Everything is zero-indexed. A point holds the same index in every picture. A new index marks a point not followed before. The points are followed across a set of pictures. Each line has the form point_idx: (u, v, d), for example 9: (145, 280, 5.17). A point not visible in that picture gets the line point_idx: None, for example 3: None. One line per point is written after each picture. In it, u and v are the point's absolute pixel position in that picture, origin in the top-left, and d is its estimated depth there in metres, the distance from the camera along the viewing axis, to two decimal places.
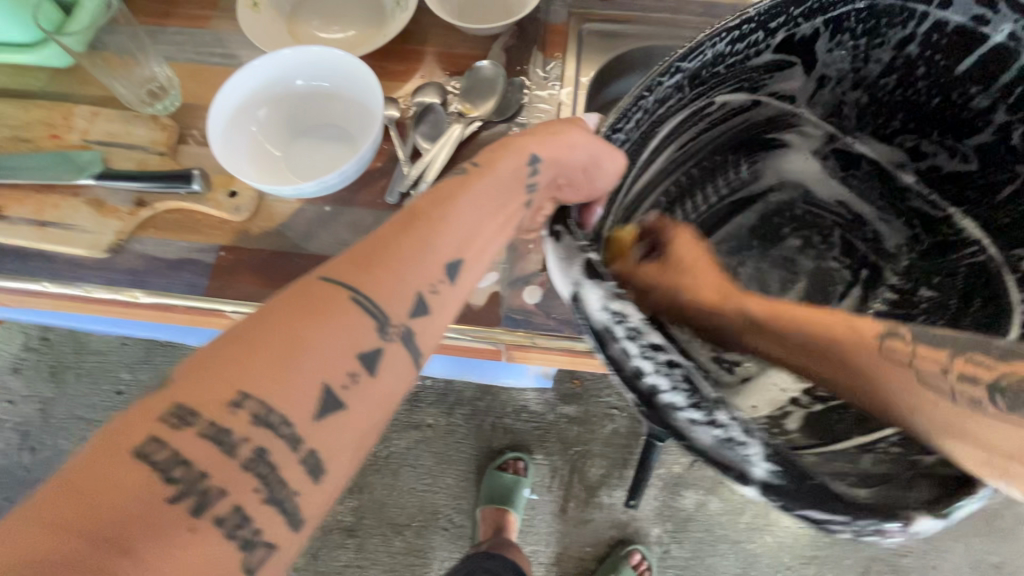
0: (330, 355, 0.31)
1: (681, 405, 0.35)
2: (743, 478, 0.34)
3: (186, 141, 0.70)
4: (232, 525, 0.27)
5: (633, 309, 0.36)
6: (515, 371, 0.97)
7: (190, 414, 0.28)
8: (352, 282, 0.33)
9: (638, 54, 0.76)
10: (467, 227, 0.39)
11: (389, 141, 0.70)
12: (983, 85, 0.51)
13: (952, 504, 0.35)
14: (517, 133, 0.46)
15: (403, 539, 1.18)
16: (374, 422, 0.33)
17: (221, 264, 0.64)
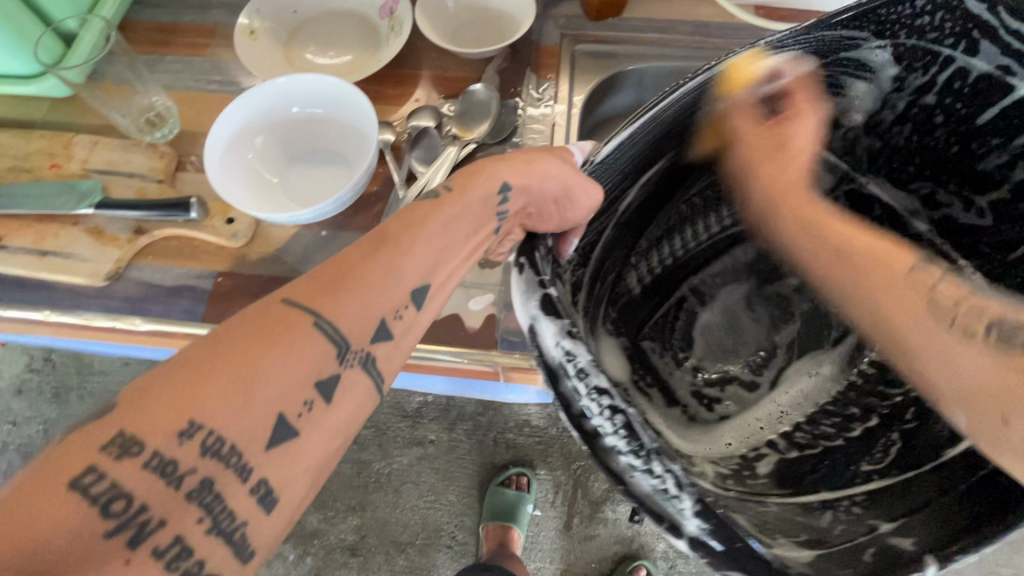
0: (284, 384, 0.31)
1: (622, 450, 0.34)
2: (675, 530, 0.34)
3: (184, 167, 0.71)
4: (174, 558, 0.27)
5: (583, 349, 0.37)
6: (516, 387, 0.97)
7: (132, 443, 0.27)
8: (316, 307, 0.34)
9: (631, 74, 0.77)
10: (429, 255, 0.40)
11: (384, 164, 0.71)
12: (1003, 137, 0.54)
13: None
14: (494, 159, 0.47)
15: (406, 558, 1.17)
16: (325, 452, 0.33)
17: (217, 290, 0.64)
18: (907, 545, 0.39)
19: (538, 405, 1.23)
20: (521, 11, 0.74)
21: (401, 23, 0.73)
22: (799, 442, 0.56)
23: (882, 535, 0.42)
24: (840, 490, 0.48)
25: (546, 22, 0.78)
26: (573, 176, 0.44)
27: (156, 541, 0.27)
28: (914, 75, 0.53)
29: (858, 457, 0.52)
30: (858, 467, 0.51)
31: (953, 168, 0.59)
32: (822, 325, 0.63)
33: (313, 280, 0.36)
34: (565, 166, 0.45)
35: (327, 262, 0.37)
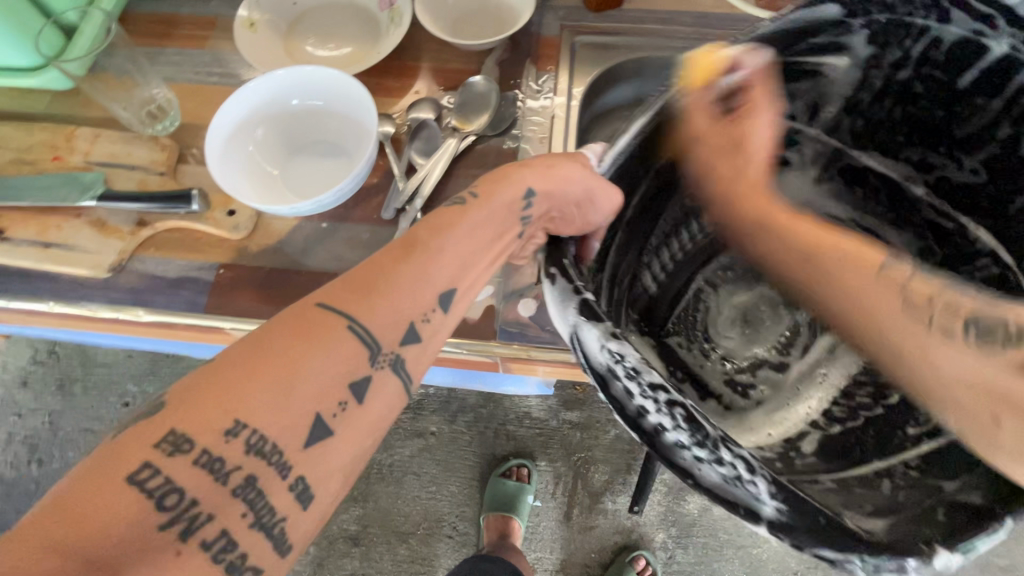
0: (319, 385, 0.32)
1: (685, 443, 0.36)
2: (753, 516, 0.35)
3: (186, 159, 0.71)
4: (219, 550, 0.29)
5: (630, 348, 0.38)
6: (517, 379, 0.98)
7: (184, 442, 0.29)
8: (347, 310, 0.35)
9: (631, 65, 0.77)
10: (459, 258, 0.40)
11: (384, 155, 0.71)
12: (989, 95, 0.50)
13: (972, 540, 0.34)
14: (514, 164, 0.47)
15: (408, 547, 1.18)
16: (363, 448, 0.34)
17: (220, 281, 0.65)
18: (974, 499, 0.37)
19: (538, 397, 1.23)
20: (521, 3, 0.74)
21: (401, 14, 0.73)
22: (840, 416, 0.57)
23: (945, 494, 0.40)
24: (890, 460, 0.49)
25: (546, 14, 0.78)
26: (597, 181, 0.45)
27: (204, 534, 0.29)
28: (897, 44, 0.50)
29: (900, 424, 0.52)
30: (903, 432, 0.51)
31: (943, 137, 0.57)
32: None
33: (342, 284, 0.36)
34: (584, 169, 0.45)
35: (355, 268, 0.38)
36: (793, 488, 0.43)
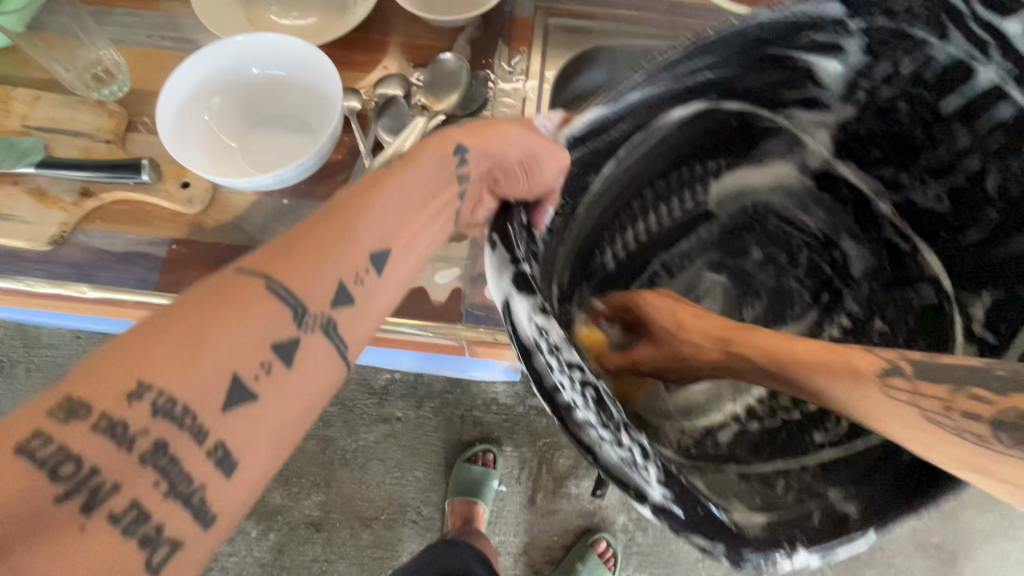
0: (239, 342, 0.29)
1: (594, 424, 0.36)
2: (640, 498, 0.35)
3: (136, 128, 0.67)
4: (131, 522, 0.25)
5: (556, 325, 0.36)
6: (483, 364, 0.97)
7: (81, 406, 0.25)
8: (270, 271, 0.31)
9: (603, 52, 0.76)
10: (391, 217, 0.37)
11: (350, 132, 0.69)
12: (964, 122, 0.54)
13: (833, 542, 0.38)
14: (451, 126, 0.44)
15: (371, 532, 1.17)
16: (293, 418, 0.31)
17: (173, 257, 0.62)
18: (851, 508, 0.41)
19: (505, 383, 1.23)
20: None
21: None
22: (762, 414, 0.59)
23: (831, 501, 0.43)
24: (791, 462, 0.52)
25: None
26: (541, 141, 0.43)
27: (112, 506, 0.25)
28: (896, 53, 0.52)
29: (809, 429, 0.55)
30: (811, 438, 0.54)
31: (918, 155, 0.59)
32: (786, 303, 0.69)
33: (268, 248, 0.33)
34: (530, 133, 0.43)
35: (285, 232, 0.34)
36: (691, 474, 0.46)
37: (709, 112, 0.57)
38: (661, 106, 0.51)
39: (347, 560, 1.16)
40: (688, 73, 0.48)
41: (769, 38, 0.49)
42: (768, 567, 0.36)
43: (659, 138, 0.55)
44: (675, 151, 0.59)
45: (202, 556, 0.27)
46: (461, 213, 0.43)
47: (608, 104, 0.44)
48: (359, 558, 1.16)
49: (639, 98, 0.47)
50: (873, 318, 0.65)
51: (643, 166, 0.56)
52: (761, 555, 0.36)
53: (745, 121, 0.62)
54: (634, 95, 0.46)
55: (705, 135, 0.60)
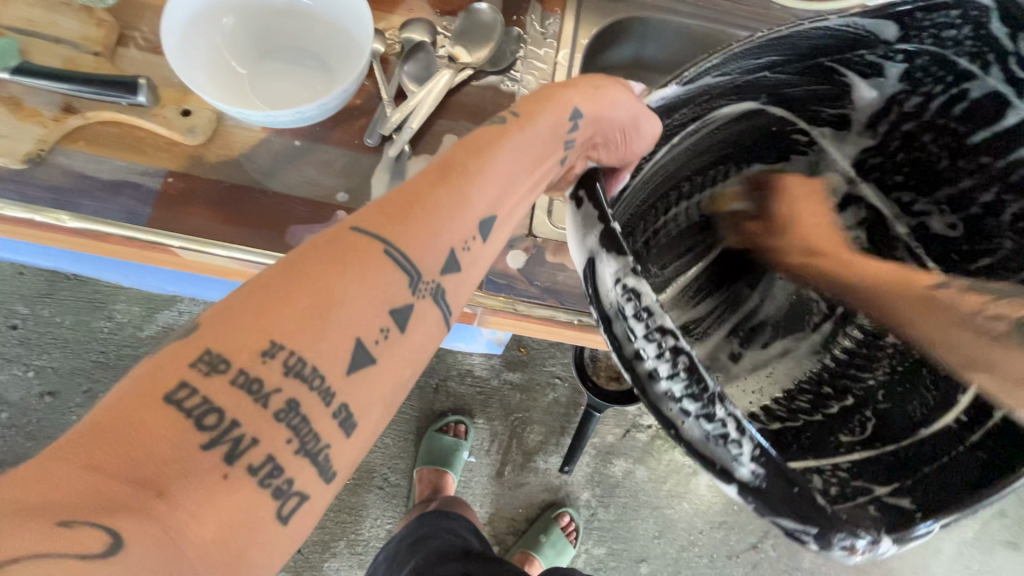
0: (361, 307, 0.30)
1: (677, 395, 0.33)
2: (727, 477, 0.33)
3: (126, 44, 0.59)
4: (266, 474, 0.27)
5: (647, 287, 0.34)
6: (468, 336, 0.95)
7: (220, 362, 0.26)
8: (385, 233, 0.31)
9: (639, 24, 0.73)
10: (499, 182, 0.37)
11: (371, 77, 0.64)
12: (991, 156, 0.54)
13: (910, 534, 0.36)
14: (557, 85, 0.43)
15: (335, 496, 1.15)
16: (401, 382, 0.32)
17: (166, 192, 0.57)
18: (905, 504, 0.39)
19: (482, 355, 1.22)
20: None
21: None
22: (779, 415, 0.54)
23: (877, 494, 0.41)
24: (828, 458, 0.47)
25: None
26: (642, 109, 0.42)
27: (250, 458, 0.26)
28: (932, 85, 0.53)
29: (835, 429, 0.51)
30: (837, 438, 0.50)
31: (940, 183, 0.61)
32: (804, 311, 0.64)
33: (377, 207, 0.33)
34: (631, 97, 0.43)
35: (390, 192, 0.34)
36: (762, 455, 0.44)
37: (758, 115, 0.56)
38: (717, 101, 0.49)
39: None
40: (752, 67, 0.46)
41: (827, 46, 0.48)
42: (843, 549, 0.34)
43: (708, 135, 0.53)
44: (718, 151, 0.57)
45: (321, 506, 0.29)
46: (556, 176, 0.42)
47: (681, 86, 0.42)
48: (321, 521, 1.14)
49: (706, 85, 0.45)
50: (888, 333, 0.60)
51: (689, 160, 0.55)
52: (848, 537, 0.34)
53: (785, 130, 0.60)
54: (703, 81, 0.44)
55: (750, 138, 0.59)
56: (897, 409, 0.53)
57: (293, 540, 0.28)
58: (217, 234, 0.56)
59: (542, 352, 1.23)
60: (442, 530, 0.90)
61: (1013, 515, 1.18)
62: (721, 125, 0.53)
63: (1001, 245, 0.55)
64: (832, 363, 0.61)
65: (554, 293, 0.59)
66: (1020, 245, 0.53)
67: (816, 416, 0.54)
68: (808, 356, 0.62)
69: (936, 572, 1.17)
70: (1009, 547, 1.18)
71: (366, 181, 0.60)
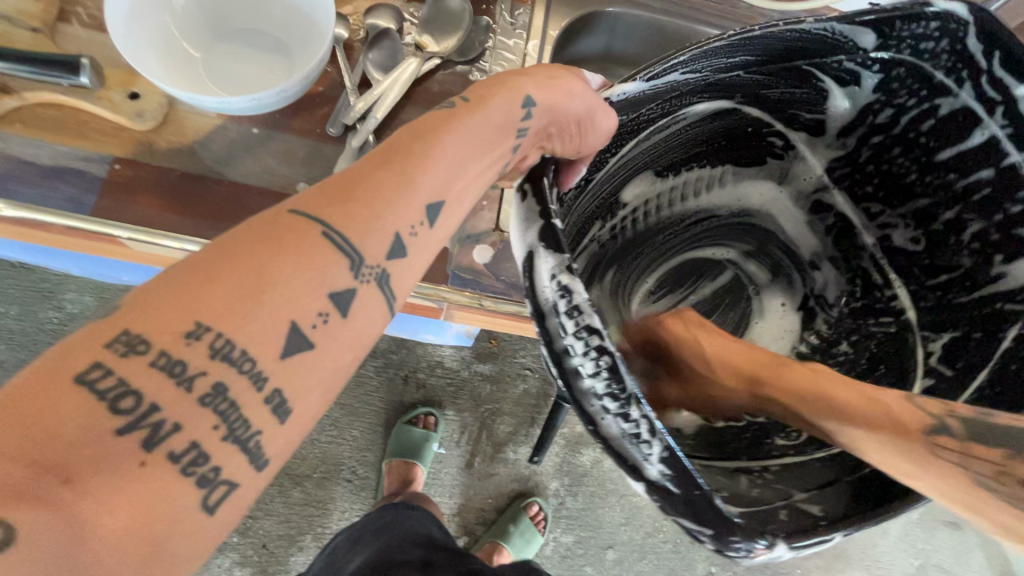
0: (296, 292, 0.29)
1: (599, 393, 0.35)
2: (635, 472, 0.35)
3: (69, 20, 0.56)
4: (188, 462, 0.26)
5: (580, 286, 0.34)
6: (437, 328, 0.95)
7: (138, 342, 0.25)
8: (323, 217, 0.31)
9: (609, 17, 0.72)
10: (448, 168, 0.36)
11: (334, 62, 0.62)
12: (959, 173, 0.52)
13: (806, 539, 0.37)
14: (513, 73, 0.42)
15: (301, 490, 1.13)
16: (343, 365, 0.31)
17: (114, 178, 0.54)
18: (815, 511, 0.40)
19: (452, 347, 1.21)
20: None
21: None
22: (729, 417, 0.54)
23: (794, 500, 0.42)
24: (760, 461, 0.49)
25: None
26: (596, 101, 0.42)
27: (172, 445, 0.25)
28: (905, 97, 0.53)
29: (773, 431, 0.52)
30: (773, 441, 0.51)
31: (908, 198, 0.57)
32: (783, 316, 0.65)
33: (320, 190, 0.32)
34: (588, 89, 0.43)
35: (338, 173, 0.34)
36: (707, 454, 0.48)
37: (729, 115, 0.56)
38: (689, 98, 0.50)
39: (274, 517, 1.11)
40: (724, 65, 0.48)
41: (803, 49, 0.49)
42: (747, 554, 0.35)
43: (677, 131, 0.54)
44: (691, 148, 0.57)
45: (252, 495, 0.28)
46: (510, 165, 0.41)
47: (644, 81, 0.43)
48: (287, 515, 1.12)
49: (676, 80, 0.46)
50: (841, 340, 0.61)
51: (657, 157, 0.55)
52: (747, 542, 0.34)
53: (761, 131, 0.60)
54: (673, 77, 0.45)
55: (719, 138, 0.59)
56: None
57: (218, 528, 0.27)
58: (166, 224, 0.53)
59: (512, 343, 1.23)
60: (405, 515, 0.89)
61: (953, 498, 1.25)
62: (689, 121, 0.54)
63: (960, 264, 0.54)
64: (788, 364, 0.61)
65: (520, 288, 0.59)
66: (979, 264, 0.52)
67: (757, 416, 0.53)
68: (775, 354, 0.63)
69: (884, 551, 1.23)
70: (951, 527, 1.25)
71: (327, 170, 0.58)
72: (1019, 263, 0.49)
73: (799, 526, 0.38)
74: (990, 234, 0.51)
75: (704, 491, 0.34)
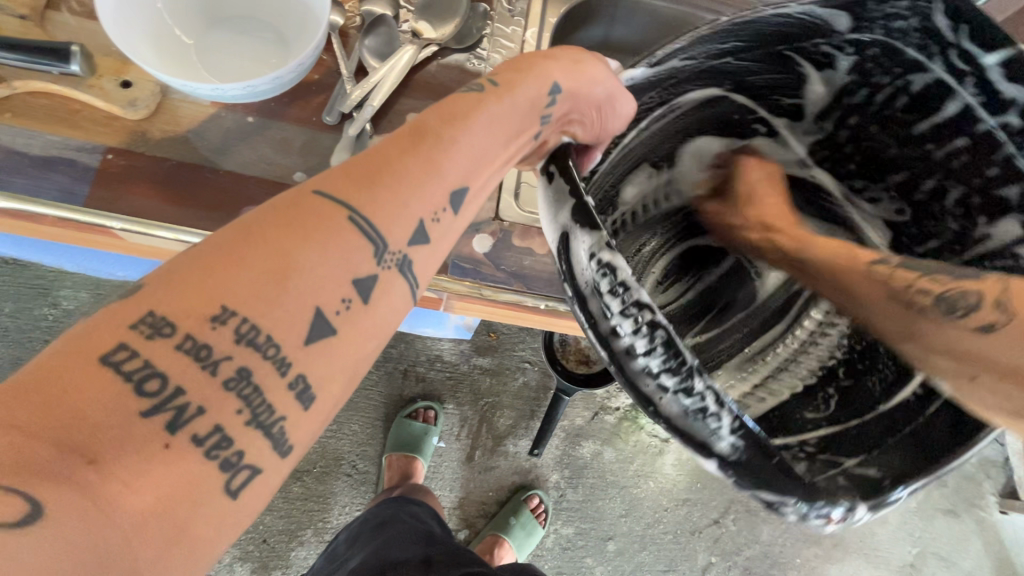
0: (322, 276, 0.28)
1: (654, 371, 0.33)
2: (705, 451, 0.33)
3: (57, 7, 0.55)
4: (212, 444, 0.25)
5: (623, 261, 0.33)
6: (436, 321, 0.94)
7: (165, 325, 0.25)
8: (346, 199, 0.30)
9: (608, 3, 0.71)
10: (472, 152, 0.35)
11: (330, 51, 0.61)
12: (937, 144, 0.52)
13: (885, 502, 0.37)
14: (540, 55, 0.41)
15: (301, 485, 1.13)
16: (365, 353, 0.30)
17: (106, 168, 0.53)
18: (871, 473, 0.41)
19: (451, 341, 1.21)
20: None
21: None
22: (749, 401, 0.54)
23: (847, 467, 0.42)
24: (799, 438, 0.48)
25: None
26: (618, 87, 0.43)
27: (195, 428, 0.25)
28: (880, 75, 0.52)
29: (801, 407, 0.52)
30: (803, 415, 0.51)
31: (888, 168, 0.58)
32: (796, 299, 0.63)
33: (340, 171, 0.31)
34: (611, 76, 0.42)
35: (359, 155, 0.33)
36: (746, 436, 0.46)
37: (719, 101, 0.56)
38: (685, 85, 0.49)
39: (275, 512, 1.11)
40: (717, 51, 0.47)
41: (780, 34, 0.48)
42: (821, 519, 0.35)
43: (672, 120, 0.54)
44: (684, 135, 0.57)
45: (275, 481, 0.28)
46: (531, 153, 0.40)
47: (650, 66, 0.43)
48: (287, 510, 1.12)
49: (674, 68, 0.45)
50: None
51: (658, 144, 0.55)
52: (822, 502, 0.34)
53: (746, 118, 0.61)
54: (673, 63, 0.44)
55: (712, 125, 0.59)
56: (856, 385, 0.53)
57: (243, 512, 0.26)
58: (162, 215, 0.53)
59: (511, 336, 1.23)
60: (403, 514, 0.90)
61: (951, 486, 1.26)
62: (687, 109, 0.54)
63: (949, 230, 0.54)
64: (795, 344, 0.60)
65: (522, 277, 0.58)
66: (965, 228, 0.52)
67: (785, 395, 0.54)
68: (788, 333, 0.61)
69: (882, 539, 1.24)
70: (949, 515, 1.25)
71: (325, 160, 0.57)
72: (999, 226, 0.48)
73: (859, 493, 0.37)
74: (971, 199, 0.50)
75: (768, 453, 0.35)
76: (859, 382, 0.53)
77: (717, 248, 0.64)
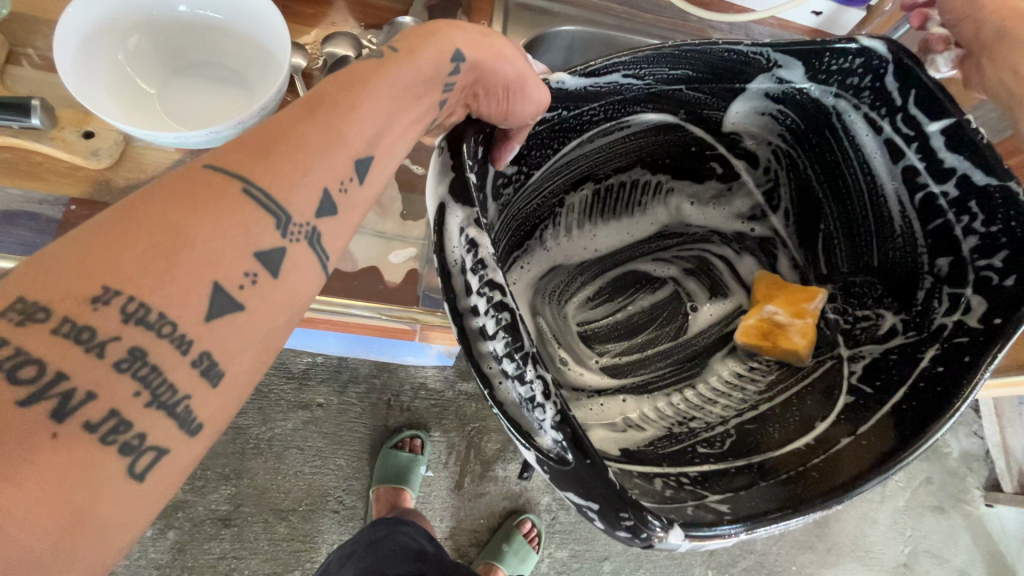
0: (218, 249, 0.28)
1: (498, 354, 0.38)
2: (529, 440, 0.37)
3: (18, 62, 0.56)
4: (108, 430, 0.25)
5: (485, 241, 0.39)
6: (418, 350, 0.94)
7: (38, 311, 0.24)
8: (242, 172, 0.30)
9: (564, 36, 0.74)
10: (374, 121, 0.36)
11: (294, 92, 0.63)
12: (890, 199, 0.58)
13: (707, 530, 0.37)
14: (444, 22, 0.42)
15: (287, 525, 1.10)
16: (275, 327, 0.31)
17: (70, 220, 0.54)
18: (722, 509, 0.40)
19: (435, 367, 1.21)
20: None
21: None
22: (638, 422, 0.56)
23: (706, 497, 0.42)
24: (679, 468, 0.48)
25: None
26: (528, 69, 0.43)
27: (87, 415, 0.25)
28: (829, 128, 0.59)
29: (693, 442, 0.52)
30: (694, 449, 0.51)
31: (820, 219, 0.65)
32: (728, 326, 0.67)
33: (238, 145, 0.31)
34: (519, 55, 0.44)
35: (254, 128, 0.33)
36: (624, 449, 0.51)
37: (673, 130, 0.62)
38: (633, 106, 0.56)
39: (260, 555, 1.08)
40: (667, 77, 0.53)
41: (741, 71, 0.55)
42: (626, 534, 0.35)
43: (621, 137, 0.60)
44: (635, 156, 0.64)
45: (187, 460, 0.28)
46: (436, 120, 0.42)
47: (583, 76, 0.48)
48: (273, 552, 1.08)
49: (616, 82, 0.51)
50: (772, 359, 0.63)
51: (604, 160, 0.62)
52: (637, 519, 0.35)
53: (705, 153, 0.66)
54: (614, 77, 0.50)
55: (661, 155, 0.65)
56: (760, 429, 0.53)
57: (152, 494, 0.26)
58: None
59: None
60: (396, 533, 0.88)
61: (936, 481, 1.28)
62: (631, 128, 0.60)
63: (876, 285, 0.60)
64: (727, 375, 0.62)
65: None
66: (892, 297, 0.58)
67: (682, 426, 0.55)
68: (720, 357, 0.64)
69: (874, 541, 1.24)
70: (937, 511, 1.27)
71: None
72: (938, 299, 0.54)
73: (700, 519, 0.38)
74: (910, 261, 0.57)
75: (593, 460, 0.36)
76: (765, 429, 0.53)
77: (654, 278, 0.69)
